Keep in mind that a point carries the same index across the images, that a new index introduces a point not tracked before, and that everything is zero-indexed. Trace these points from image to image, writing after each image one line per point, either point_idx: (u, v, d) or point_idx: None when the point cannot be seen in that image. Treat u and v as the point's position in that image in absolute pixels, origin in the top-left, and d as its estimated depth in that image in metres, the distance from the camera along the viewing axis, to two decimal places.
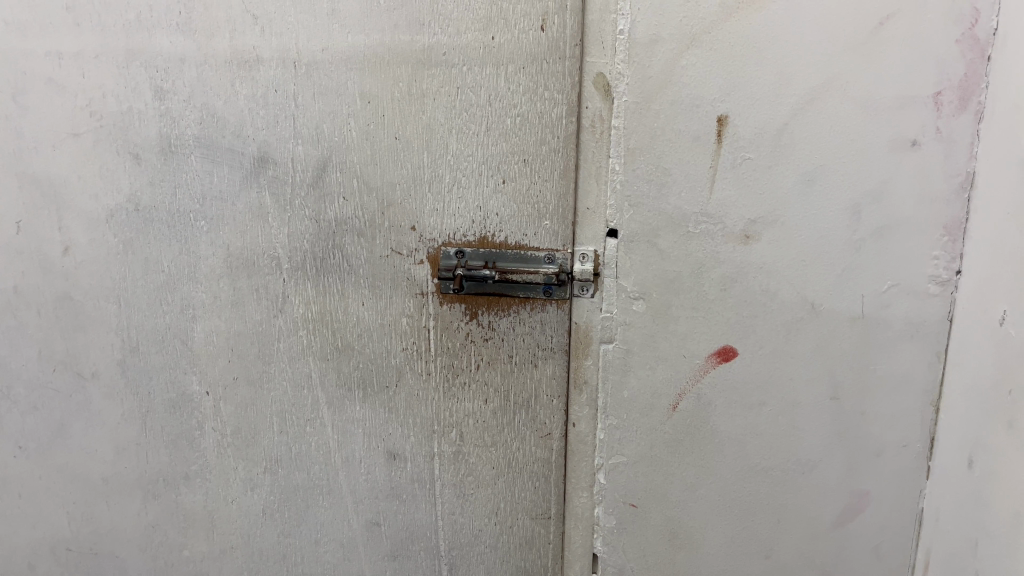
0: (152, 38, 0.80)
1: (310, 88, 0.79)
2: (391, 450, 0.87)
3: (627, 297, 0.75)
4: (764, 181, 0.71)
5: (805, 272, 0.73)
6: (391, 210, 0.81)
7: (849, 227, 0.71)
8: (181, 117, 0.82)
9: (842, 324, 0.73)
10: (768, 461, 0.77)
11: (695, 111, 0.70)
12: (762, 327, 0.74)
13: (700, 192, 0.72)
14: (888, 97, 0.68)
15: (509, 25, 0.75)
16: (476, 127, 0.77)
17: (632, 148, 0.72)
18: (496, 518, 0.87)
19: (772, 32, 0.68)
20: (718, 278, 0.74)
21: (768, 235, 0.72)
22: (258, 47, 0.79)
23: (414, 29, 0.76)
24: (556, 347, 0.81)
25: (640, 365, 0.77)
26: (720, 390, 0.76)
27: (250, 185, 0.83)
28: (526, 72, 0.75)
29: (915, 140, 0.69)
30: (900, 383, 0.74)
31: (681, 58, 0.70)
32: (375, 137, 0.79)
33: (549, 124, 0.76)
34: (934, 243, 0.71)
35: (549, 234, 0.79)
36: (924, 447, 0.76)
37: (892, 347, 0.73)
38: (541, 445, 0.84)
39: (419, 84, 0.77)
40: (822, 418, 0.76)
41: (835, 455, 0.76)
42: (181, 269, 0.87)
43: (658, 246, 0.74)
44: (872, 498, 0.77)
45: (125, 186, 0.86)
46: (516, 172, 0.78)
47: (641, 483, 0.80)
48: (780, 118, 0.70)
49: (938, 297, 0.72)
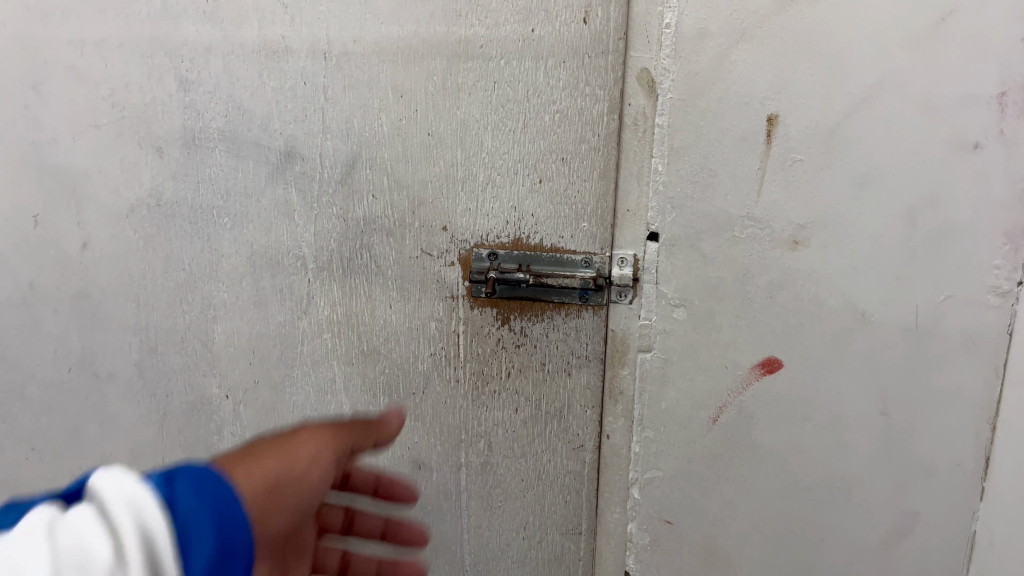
0: (178, 26, 0.78)
1: (340, 80, 0.76)
2: (416, 459, 0.85)
3: (668, 304, 0.72)
4: (816, 184, 0.67)
5: (857, 279, 0.68)
6: (422, 210, 0.78)
7: (904, 233, 0.67)
8: (206, 109, 0.80)
9: (895, 335, 0.69)
10: (812, 479, 0.74)
11: (744, 109, 0.66)
12: (810, 337, 0.70)
13: (748, 193, 0.68)
14: (945, 98, 0.63)
15: (549, 17, 0.70)
16: (512, 124, 0.74)
17: (676, 147, 0.68)
18: (525, 532, 0.84)
19: (824, 28, 0.63)
20: (764, 286, 0.70)
21: (817, 241, 0.68)
22: (287, 37, 0.76)
23: (449, 20, 0.72)
24: (591, 355, 0.78)
25: (679, 376, 0.73)
26: (764, 403, 0.73)
27: (276, 181, 0.80)
28: (566, 66, 0.71)
29: (975, 144, 0.63)
30: (953, 399, 0.69)
31: (731, 54, 0.65)
32: (407, 134, 0.76)
33: (589, 121, 0.72)
34: (994, 251, 0.65)
35: (587, 236, 0.75)
36: (978, 467, 0.70)
37: (946, 361, 0.69)
38: (573, 457, 0.81)
39: (454, 78, 0.74)
40: (871, 434, 0.72)
41: (883, 472, 0.72)
42: (203, 268, 0.84)
43: (702, 250, 0.70)
44: (923, 520, 0.73)
45: (147, 181, 0.83)
46: (553, 171, 0.74)
47: (676, 499, 0.77)
48: (833, 118, 0.65)
49: (998, 310, 0.67)
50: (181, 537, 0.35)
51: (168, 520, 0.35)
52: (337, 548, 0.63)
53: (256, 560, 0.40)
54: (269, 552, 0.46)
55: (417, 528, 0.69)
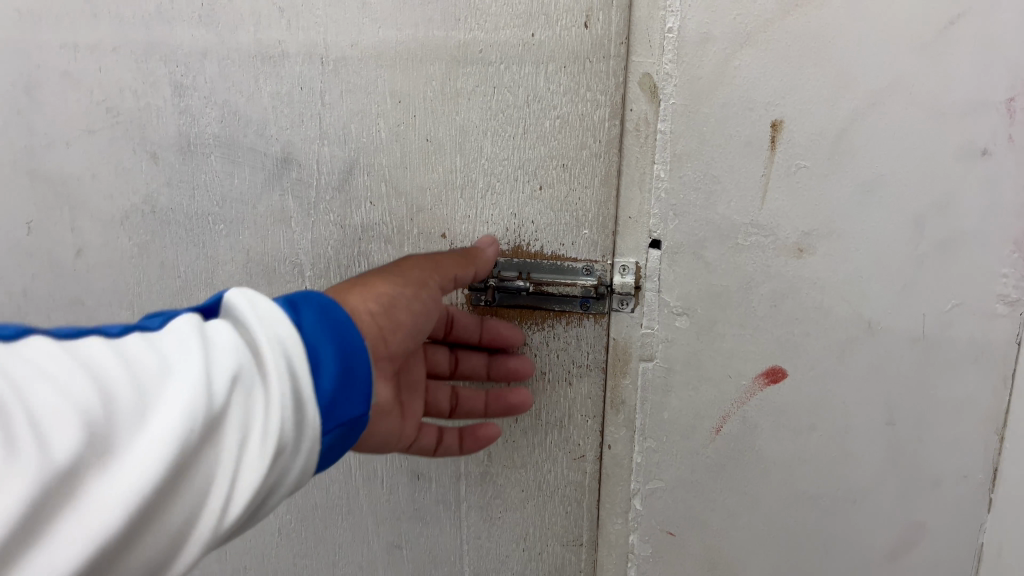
0: (173, 30, 0.77)
1: (337, 86, 0.75)
2: (413, 469, 0.85)
3: (671, 312, 0.71)
4: (821, 191, 0.65)
5: (863, 288, 0.67)
6: (420, 217, 0.77)
7: (911, 241, 0.65)
8: (202, 115, 0.80)
9: (902, 345, 0.68)
10: (817, 490, 0.72)
11: (748, 115, 0.64)
12: (815, 346, 0.69)
13: (752, 200, 0.66)
14: (955, 103, 0.62)
15: (550, 21, 0.69)
16: (512, 130, 0.73)
17: (679, 153, 0.67)
18: (525, 543, 0.84)
19: (832, 32, 0.61)
20: (768, 294, 0.69)
21: (823, 249, 0.67)
22: (283, 41, 0.75)
23: (449, 24, 0.71)
24: (592, 364, 0.77)
25: (681, 385, 0.72)
26: (769, 413, 0.71)
27: (273, 187, 0.80)
28: (567, 71, 0.70)
29: (984, 150, 0.62)
30: (961, 410, 0.68)
31: (735, 58, 0.63)
32: (405, 139, 0.75)
33: (590, 127, 0.71)
34: (1002, 258, 0.64)
35: (588, 243, 0.74)
36: (986, 478, 0.69)
37: (954, 370, 0.67)
38: (574, 467, 0.80)
39: (453, 84, 0.72)
40: (878, 445, 0.70)
41: (889, 483, 0.71)
42: (198, 274, 0.85)
43: (705, 258, 0.69)
44: (930, 531, 0.72)
45: (142, 187, 0.84)
46: (553, 178, 0.73)
47: (679, 510, 0.76)
48: (839, 124, 0.63)
49: (1006, 318, 0.66)
50: (316, 350, 0.49)
51: (303, 340, 0.49)
52: (445, 348, 0.77)
53: (358, 403, 0.51)
54: (393, 367, 0.61)
55: (520, 361, 0.77)
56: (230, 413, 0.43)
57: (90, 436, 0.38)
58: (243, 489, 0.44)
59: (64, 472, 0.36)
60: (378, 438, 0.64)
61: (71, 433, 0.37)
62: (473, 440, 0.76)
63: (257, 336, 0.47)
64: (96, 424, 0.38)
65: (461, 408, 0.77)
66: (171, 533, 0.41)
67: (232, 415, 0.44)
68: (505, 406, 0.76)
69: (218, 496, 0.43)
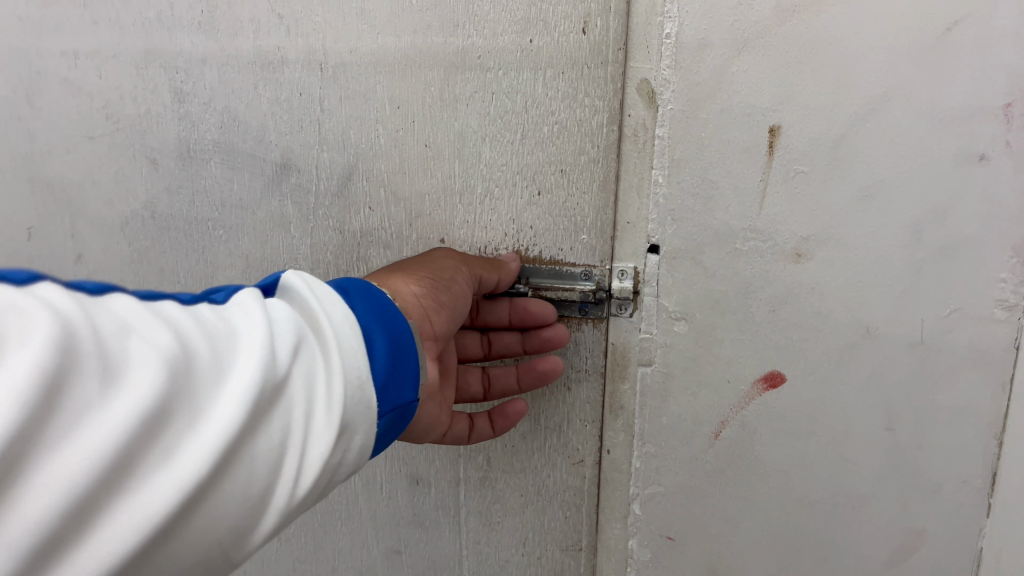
0: (173, 37, 0.78)
1: (336, 92, 0.75)
2: (413, 474, 0.85)
3: (669, 317, 0.71)
4: (820, 196, 0.65)
5: (862, 294, 0.67)
6: (419, 222, 0.77)
7: (910, 246, 0.65)
8: (201, 121, 0.80)
9: (901, 351, 0.67)
10: (817, 495, 0.72)
11: (746, 120, 0.64)
12: (814, 352, 0.69)
13: (750, 205, 0.66)
14: (953, 108, 0.61)
15: (548, 28, 0.69)
16: (510, 135, 0.73)
17: (677, 159, 0.67)
18: (524, 548, 0.84)
19: (830, 38, 0.61)
20: (767, 299, 0.69)
21: (821, 254, 0.67)
22: (283, 47, 0.75)
23: (448, 31, 0.71)
24: (591, 369, 0.77)
25: (680, 390, 0.73)
26: (768, 418, 0.71)
27: (272, 193, 0.80)
28: (566, 77, 0.70)
29: (981, 155, 0.62)
30: (960, 415, 0.68)
31: (733, 64, 0.63)
32: (404, 144, 0.75)
33: (588, 132, 0.71)
34: (1000, 264, 0.64)
35: (587, 248, 0.74)
36: (986, 484, 0.69)
37: (954, 376, 0.67)
38: (573, 472, 0.80)
39: (451, 89, 0.73)
40: (877, 450, 0.70)
41: (889, 489, 0.71)
42: (198, 280, 0.85)
43: (704, 263, 0.69)
44: (930, 537, 0.72)
45: (142, 194, 0.84)
46: (552, 183, 0.73)
47: (678, 515, 0.76)
48: (837, 129, 0.63)
49: (1005, 323, 0.65)
50: (369, 331, 0.52)
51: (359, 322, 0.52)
52: (477, 334, 0.79)
53: (406, 387, 0.54)
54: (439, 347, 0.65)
55: (553, 331, 0.75)
56: (299, 383, 0.45)
57: (180, 383, 0.38)
58: (311, 461, 0.45)
59: (163, 409, 0.37)
60: (425, 422, 0.67)
61: (168, 373, 0.37)
62: (502, 418, 0.76)
63: (317, 316, 0.49)
64: (185, 373, 0.39)
65: (495, 386, 0.77)
66: (250, 498, 0.42)
67: (298, 386, 0.45)
68: (535, 377, 0.75)
69: (290, 463, 0.44)
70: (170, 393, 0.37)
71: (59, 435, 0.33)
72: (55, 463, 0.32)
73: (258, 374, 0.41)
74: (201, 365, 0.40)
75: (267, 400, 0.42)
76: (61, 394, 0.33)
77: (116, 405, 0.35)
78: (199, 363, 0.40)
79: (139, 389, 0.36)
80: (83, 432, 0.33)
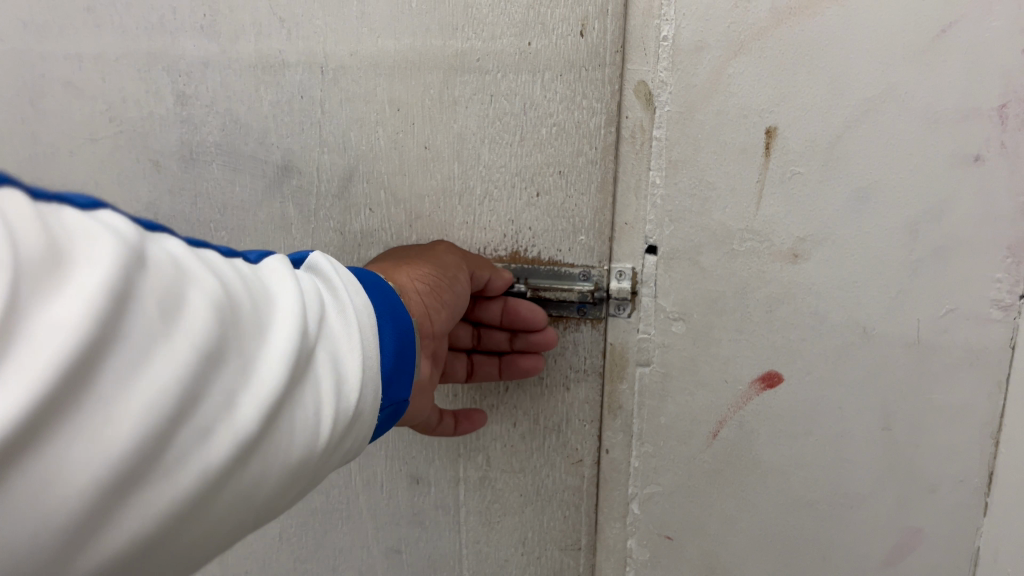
0: (175, 40, 0.78)
1: (337, 94, 0.76)
2: (413, 474, 0.86)
3: (666, 317, 0.72)
4: (816, 197, 0.65)
5: (857, 294, 0.67)
6: (420, 222, 0.78)
7: (905, 246, 0.65)
8: (203, 123, 0.81)
9: (898, 351, 0.68)
10: (813, 495, 0.73)
11: (742, 122, 0.65)
12: (810, 353, 0.69)
13: (746, 206, 0.67)
14: (948, 110, 0.61)
15: (546, 30, 0.70)
16: (509, 137, 0.73)
17: (674, 160, 0.68)
18: (524, 547, 0.85)
19: (825, 40, 0.62)
20: (764, 299, 0.69)
21: (818, 254, 0.67)
22: (284, 51, 0.76)
23: (447, 34, 0.72)
24: (590, 368, 0.77)
25: (679, 390, 0.73)
26: (765, 418, 0.72)
27: (274, 194, 0.81)
28: (564, 79, 0.70)
29: (977, 156, 0.62)
30: (956, 415, 0.68)
31: (729, 66, 0.64)
32: (404, 146, 0.76)
33: (586, 134, 0.71)
34: (995, 263, 0.64)
35: (585, 249, 0.75)
36: (982, 483, 0.69)
37: (950, 376, 0.67)
38: (572, 472, 0.81)
39: (450, 92, 0.73)
40: (873, 451, 0.71)
41: (886, 489, 0.71)
42: None
43: (701, 264, 0.70)
44: (925, 537, 0.72)
45: (145, 195, 0.85)
46: (550, 184, 0.74)
47: (676, 514, 0.77)
48: (833, 130, 0.64)
49: (1001, 323, 0.65)
50: (382, 324, 0.53)
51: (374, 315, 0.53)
52: (470, 325, 0.78)
53: (400, 389, 0.55)
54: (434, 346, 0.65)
55: (542, 335, 0.75)
56: (324, 358, 0.45)
57: (229, 332, 0.39)
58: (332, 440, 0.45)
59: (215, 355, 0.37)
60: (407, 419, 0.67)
61: (221, 321, 0.38)
62: (468, 423, 0.77)
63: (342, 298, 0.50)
64: (233, 323, 0.39)
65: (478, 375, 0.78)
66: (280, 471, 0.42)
67: (325, 358, 0.46)
68: (517, 372, 0.77)
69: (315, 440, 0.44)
70: (223, 342, 0.38)
71: (135, 362, 0.33)
72: (132, 390, 0.32)
73: (295, 340, 0.42)
74: (246, 319, 0.40)
75: (298, 370, 0.43)
76: (136, 321, 0.33)
77: (184, 343, 0.35)
78: (244, 317, 0.40)
79: (200, 329, 0.36)
80: (155, 363, 0.33)
